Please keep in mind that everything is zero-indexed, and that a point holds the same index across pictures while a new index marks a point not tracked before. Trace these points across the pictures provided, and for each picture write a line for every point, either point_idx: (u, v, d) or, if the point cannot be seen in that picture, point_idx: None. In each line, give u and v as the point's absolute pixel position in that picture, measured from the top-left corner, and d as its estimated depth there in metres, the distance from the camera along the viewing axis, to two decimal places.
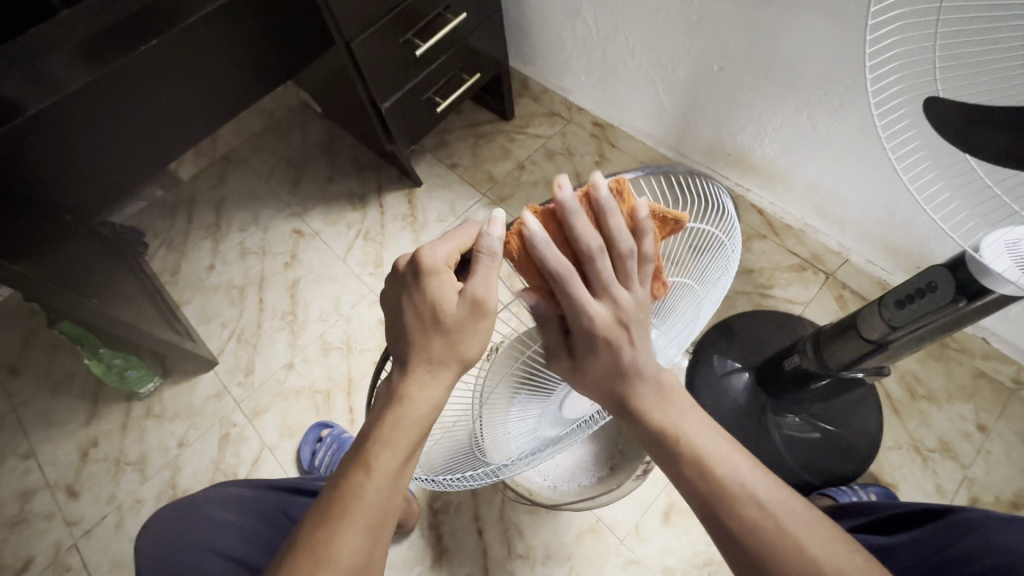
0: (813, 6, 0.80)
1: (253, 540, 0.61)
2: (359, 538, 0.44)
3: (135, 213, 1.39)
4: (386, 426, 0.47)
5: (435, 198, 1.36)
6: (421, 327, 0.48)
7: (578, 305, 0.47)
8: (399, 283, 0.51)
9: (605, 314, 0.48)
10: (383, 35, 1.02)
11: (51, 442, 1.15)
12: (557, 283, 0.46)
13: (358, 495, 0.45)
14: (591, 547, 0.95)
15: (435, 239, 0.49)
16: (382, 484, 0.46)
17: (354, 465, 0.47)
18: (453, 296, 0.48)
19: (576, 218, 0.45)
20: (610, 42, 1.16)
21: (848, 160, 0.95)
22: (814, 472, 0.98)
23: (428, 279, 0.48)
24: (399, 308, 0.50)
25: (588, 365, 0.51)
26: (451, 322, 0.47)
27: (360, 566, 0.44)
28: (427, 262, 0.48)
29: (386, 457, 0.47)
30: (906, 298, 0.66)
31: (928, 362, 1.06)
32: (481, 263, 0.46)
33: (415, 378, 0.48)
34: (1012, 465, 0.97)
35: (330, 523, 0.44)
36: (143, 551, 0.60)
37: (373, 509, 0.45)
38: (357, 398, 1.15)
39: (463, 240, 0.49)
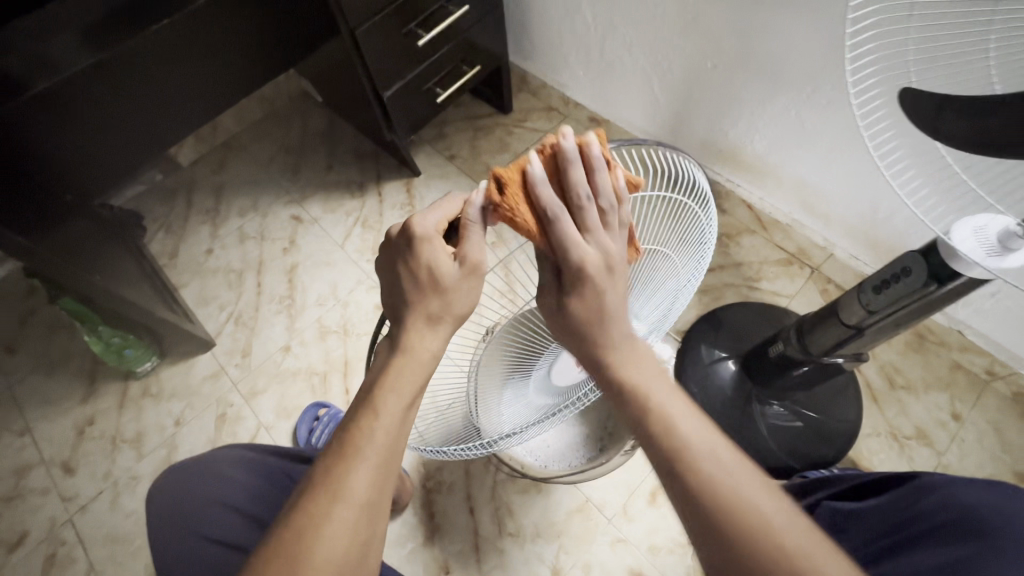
0: (801, 7, 0.84)
1: (256, 498, 0.65)
2: (370, 474, 0.46)
3: (135, 196, 1.41)
4: (391, 373, 0.51)
5: (433, 187, 1.38)
6: (419, 289, 0.52)
7: (569, 242, 0.49)
8: (393, 252, 0.54)
9: (595, 256, 0.50)
10: (387, 25, 1.04)
11: (47, 419, 1.16)
12: (554, 219, 0.49)
13: (369, 435, 0.48)
14: (579, 525, 0.98)
15: (423, 210, 0.53)
16: (391, 423, 0.49)
17: (362, 410, 0.49)
18: (449, 260, 0.52)
19: (572, 164, 0.49)
20: (608, 39, 1.19)
21: (833, 156, 0.99)
22: (796, 456, 1.01)
23: (422, 245, 0.52)
24: (393, 277, 0.54)
25: (574, 306, 0.51)
26: (450, 283, 0.51)
27: (371, 501, 0.46)
28: (418, 231, 0.52)
29: (393, 400, 0.50)
30: (883, 283, 0.70)
31: (908, 354, 1.10)
32: (470, 228, 0.51)
33: (415, 331, 0.52)
34: (984, 451, 1.01)
35: (342, 462, 0.47)
36: (158, 504, 0.66)
37: (383, 446, 0.48)
38: (353, 380, 1.17)
39: (448, 211, 0.54)
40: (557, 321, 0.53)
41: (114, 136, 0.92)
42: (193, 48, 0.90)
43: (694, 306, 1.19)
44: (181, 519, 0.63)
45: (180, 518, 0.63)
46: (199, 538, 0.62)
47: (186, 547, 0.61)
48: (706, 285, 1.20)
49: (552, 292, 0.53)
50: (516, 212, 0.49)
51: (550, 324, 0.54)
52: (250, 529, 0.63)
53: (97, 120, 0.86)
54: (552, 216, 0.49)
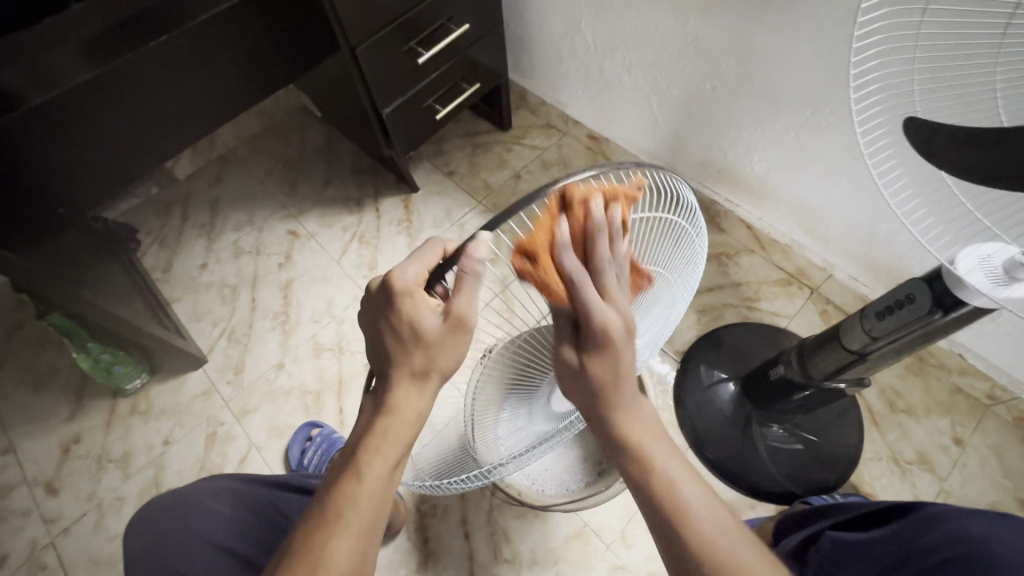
0: (800, 33, 0.85)
1: (238, 531, 0.63)
2: (351, 546, 0.45)
3: (129, 209, 1.39)
4: (375, 435, 0.48)
5: (431, 204, 1.37)
6: (401, 347, 0.48)
7: (592, 309, 0.45)
8: (374, 303, 0.51)
9: (617, 320, 0.46)
10: (387, 43, 1.04)
11: (32, 438, 1.13)
12: (580, 286, 0.45)
13: (352, 501, 0.46)
14: (577, 552, 0.96)
15: (403, 261, 0.49)
16: (374, 489, 0.47)
17: (345, 474, 0.48)
18: (431, 313, 0.48)
19: (598, 236, 0.46)
20: (608, 59, 1.20)
21: (832, 178, 0.99)
22: (797, 481, 1.00)
23: (402, 300, 0.48)
24: (374, 332, 0.51)
25: (592, 365, 0.48)
26: (432, 338, 0.47)
27: (353, 572, 0.45)
28: (398, 284, 0.48)
29: (378, 464, 0.48)
30: (886, 309, 0.69)
31: (908, 376, 1.09)
32: (468, 278, 0.45)
33: (400, 388, 0.49)
34: (986, 477, 1.00)
35: (323, 532, 0.45)
36: (138, 538, 0.63)
37: (365, 515, 0.46)
38: (348, 399, 1.15)
39: (430, 260, 0.50)
40: (570, 375, 0.49)
41: (109, 151, 0.90)
42: (190, 58, 0.89)
43: (694, 326, 1.18)
44: (159, 550, 0.61)
45: (157, 549, 0.61)
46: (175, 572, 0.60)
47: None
48: (706, 304, 1.19)
49: (570, 351, 0.49)
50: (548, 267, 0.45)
51: (560, 377, 0.50)
52: (230, 565, 0.61)
53: (90, 136, 0.85)
54: (576, 284, 0.45)
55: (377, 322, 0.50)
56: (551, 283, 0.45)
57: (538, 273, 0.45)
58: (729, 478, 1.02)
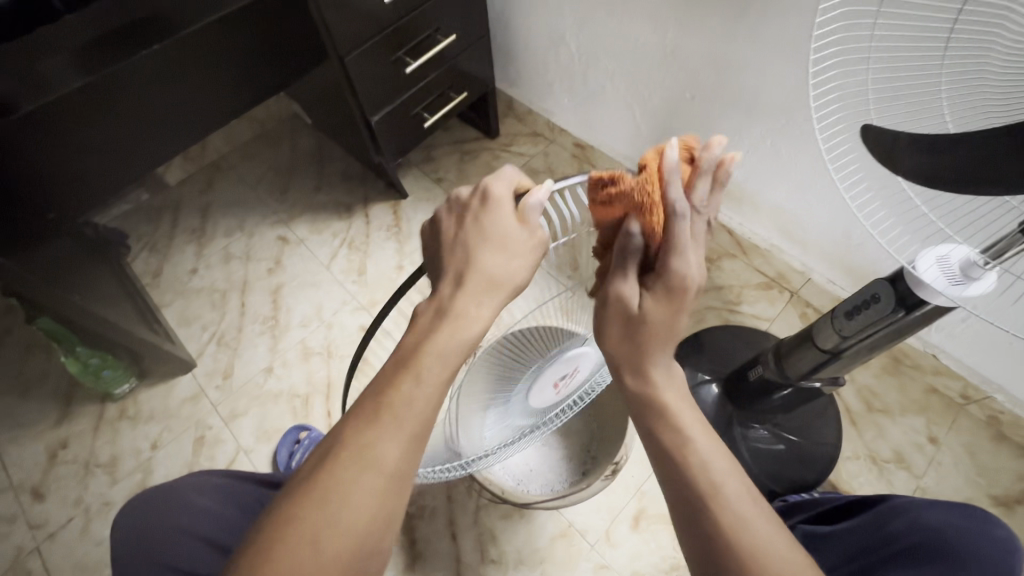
0: (771, 46, 0.88)
1: (222, 525, 0.64)
2: (404, 444, 0.44)
3: (119, 215, 1.40)
4: (439, 336, 0.47)
5: (419, 210, 1.40)
6: (483, 244, 0.50)
7: (679, 249, 0.45)
8: (459, 207, 0.53)
9: (694, 270, 0.47)
10: (375, 53, 1.07)
11: (18, 443, 1.13)
12: (679, 221, 0.44)
13: (407, 402, 0.45)
14: (563, 551, 0.97)
15: (493, 174, 0.53)
16: (400, 427, 0.44)
17: (401, 372, 0.46)
18: (516, 224, 0.51)
19: (676, 181, 0.44)
20: (591, 69, 1.23)
21: (807, 184, 1.03)
22: (777, 480, 1.02)
23: (487, 203, 0.51)
24: (448, 234, 0.52)
25: (651, 309, 0.47)
26: (519, 244, 0.50)
27: (375, 510, 0.42)
28: (492, 191, 0.52)
29: (437, 370, 0.46)
30: (854, 309, 0.72)
31: (884, 377, 1.12)
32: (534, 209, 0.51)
33: (468, 295, 0.49)
34: (960, 475, 1.02)
35: (376, 425, 0.44)
36: (124, 530, 0.64)
37: (420, 416, 0.45)
38: (336, 403, 1.16)
39: (513, 180, 0.54)
40: (624, 315, 0.47)
41: (98, 153, 0.91)
42: (180, 64, 0.91)
43: None
44: (144, 544, 0.62)
45: (143, 543, 0.62)
46: (160, 565, 0.61)
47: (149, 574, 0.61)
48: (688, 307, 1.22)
49: (631, 291, 0.47)
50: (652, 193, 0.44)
51: (608, 316, 0.49)
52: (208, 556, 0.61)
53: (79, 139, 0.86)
54: (675, 219, 0.44)
55: (462, 229, 0.51)
56: (652, 208, 0.44)
57: (635, 191, 0.45)
58: None
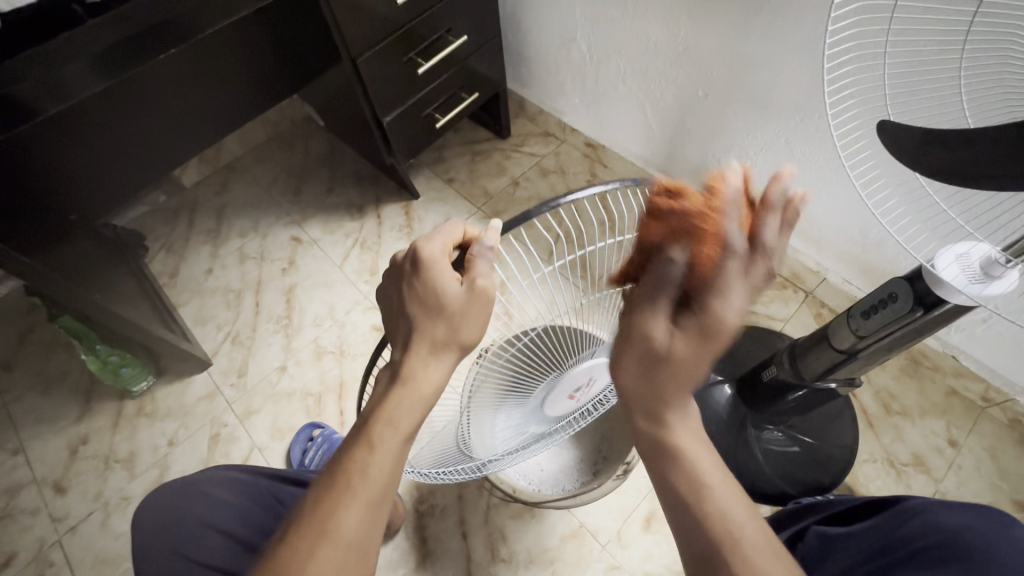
0: (783, 42, 0.87)
1: (246, 521, 0.65)
2: (361, 514, 0.45)
3: (137, 216, 1.43)
4: (391, 403, 0.49)
5: (431, 210, 1.40)
6: (425, 312, 0.50)
7: (727, 286, 0.43)
8: (397, 274, 0.53)
9: (734, 310, 0.43)
10: (387, 54, 1.08)
11: (40, 438, 1.16)
12: (728, 258, 0.42)
13: (362, 471, 0.47)
14: (573, 551, 0.97)
15: (427, 235, 0.52)
16: (385, 459, 0.48)
17: (356, 441, 0.48)
18: (454, 282, 0.50)
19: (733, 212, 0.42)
20: (603, 68, 1.22)
21: (822, 182, 1.01)
22: (792, 482, 1.00)
23: (428, 269, 0.50)
24: (393, 300, 0.53)
25: (680, 351, 0.45)
26: (456, 308, 0.49)
27: (360, 542, 0.44)
28: (425, 254, 0.51)
29: (389, 435, 0.49)
30: (871, 308, 0.71)
31: (903, 379, 1.10)
32: (479, 258, 0.50)
33: (418, 357, 0.50)
34: (983, 479, 1.00)
35: (334, 496, 0.45)
36: (145, 519, 0.65)
37: (376, 482, 0.47)
38: (348, 401, 1.17)
39: (451, 236, 0.52)
40: (649, 350, 0.46)
41: (113, 159, 0.94)
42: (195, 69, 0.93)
43: None
44: (171, 545, 0.62)
45: (170, 544, 0.62)
46: (191, 564, 0.61)
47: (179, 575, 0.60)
48: None
49: (661, 327, 0.46)
50: (705, 225, 0.42)
51: (631, 354, 0.47)
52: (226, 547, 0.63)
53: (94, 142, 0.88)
54: (726, 254, 0.42)
55: (411, 303, 0.51)
56: (702, 238, 0.42)
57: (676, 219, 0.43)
58: None
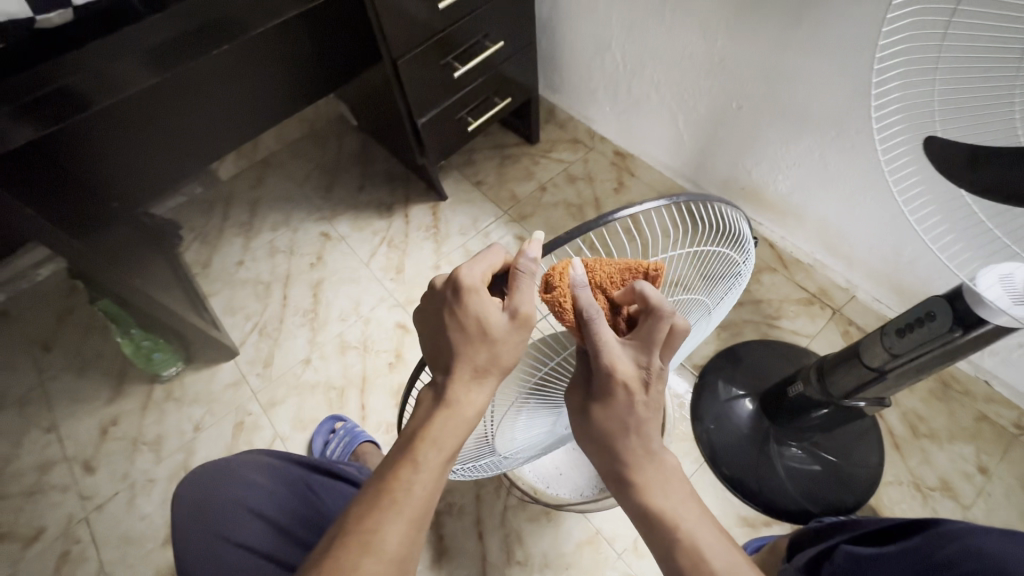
0: (824, 56, 0.87)
1: (281, 505, 0.66)
2: (403, 531, 0.47)
3: (174, 207, 1.47)
4: (434, 426, 0.51)
5: (458, 212, 1.42)
6: (467, 339, 0.50)
7: (604, 348, 0.48)
8: (438, 300, 0.52)
9: (627, 368, 0.50)
10: (426, 57, 1.10)
11: (73, 417, 1.19)
12: (593, 326, 0.46)
13: (407, 489, 0.49)
14: (590, 558, 0.96)
15: (467, 261, 0.50)
16: (428, 479, 0.50)
17: (401, 459, 0.50)
18: (497, 310, 0.49)
19: (649, 296, 0.47)
20: (635, 78, 1.24)
21: (857, 199, 1.00)
22: (814, 502, 0.99)
23: (468, 297, 0.49)
24: (436, 326, 0.52)
25: (597, 412, 0.53)
26: (498, 335, 0.48)
27: (402, 557, 0.47)
28: (464, 281, 0.50)
29: (434, 455, 0.50)
30: (905, 327, 0.70)
31: (931, 402, 1.07)
32: (522, 276, 0.47)
33: (460, 382, 0.51)
34: (1013, 508, 0.97)
35: (378, 512, 0.48)
36: (184, 495, 0.67)
37: (418, 503, 0.49)
38: (370, 396, 1.18)
39: (492, 262, 0.51)
40: (580, 415, 0.55)
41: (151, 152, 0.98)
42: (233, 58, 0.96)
43: (712, 340, 1.18)
44: (206, 520, 0.64)
45: (208, 525, 0.64)
46: (220, 536, 0.63)
47: (215, 555, 0.62)
48: (725, 320, 1.20)
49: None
50: (565, 300, 0.44)
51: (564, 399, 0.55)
52: (257, 525, 0.64)
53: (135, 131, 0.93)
54: (585, 319, 0.46)
55: (455, 334, 0.50)
56: (564, 313, 0.45)
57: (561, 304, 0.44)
58: (745, 495, 1.01)
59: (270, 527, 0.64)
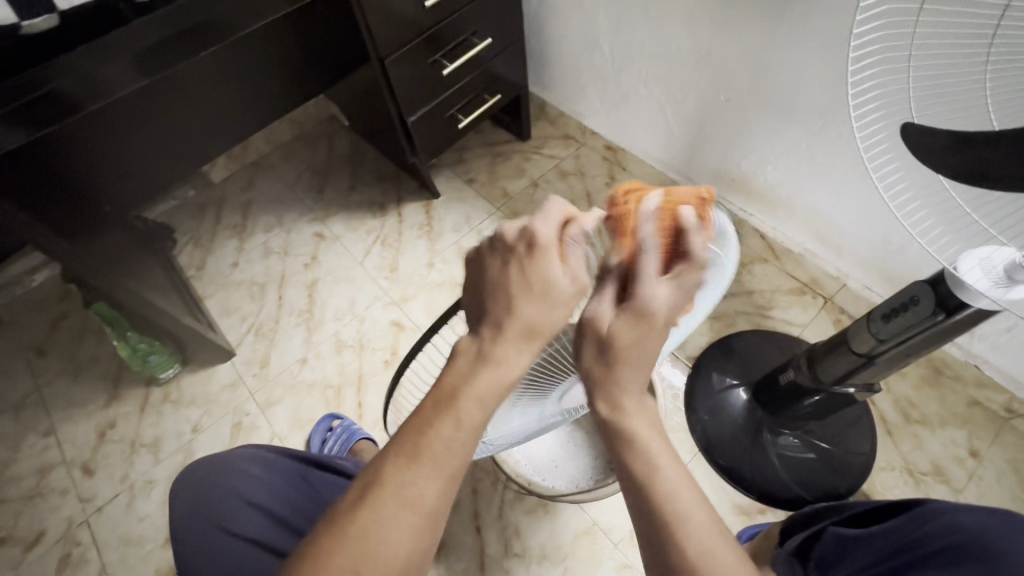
0: (806, 44, 0.88)
1: (279, 497, 0.67)
2: (439, 487, 0.43)
3: (167, 210, 1.47)
4: (477, 380, 0.45)
5: (450, 209, 1.42)
6: (530, 296, 0.47)
7: (642, 274, 0.46)
8: (503, 251, 0.49)
9: (662, 301, 0.46)
10: (415, 55, 1.10)
11: (71, 422, 1.20)
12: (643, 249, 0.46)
13: (445, 443, 0.44)
14: (587, 549, 0.97)
15: (537, 215, 0.49)
16: (467, 435, 0.45)
17: (439, 413, 0.44)
18: (561, 272, 0.47)
19: (693, 233, 0.47)
20: (624, 73, 1.24)
21: (846, 186, 1.01)
22: (808, 488, 1.00)
23: (540, 253, 0.47)
24: (492, 278, 0.48)
25: (620, 332, 0.45)
26: (563, 297, 0.47)
27: (435, 515, 0.43)
28: (538, 237, 0.48)
29: (476, 412, 0.45)
30: (891, 312, 0.71)
31: (923, 388, 1.08)
32: (572, 244, 0.49)
33: None
34: (1005, 492, 0.99)
35: (413, 466, 0.43)
36: (182, 488, 0.68)
37: (457, 457, 0.44)
38: (367, 394, 1.19)
39: (559, 218, 0.49)
40: (598, 340, 0.46)
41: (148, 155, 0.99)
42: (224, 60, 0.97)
43: (706, 332, 1.19)
44: (204, 511, 0.65)
45: (205, 517, 0.65)
46: (219, 528, 0.64)
47: (216, 548, 0.63)
48: (717, 311, 1.20)
49: (604, 308, 0.47)
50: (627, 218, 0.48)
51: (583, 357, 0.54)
52: (256, 517, 0.65)
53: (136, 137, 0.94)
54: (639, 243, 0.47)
55: (516, 288, 0.47)
56: (624, 231, 0.48)
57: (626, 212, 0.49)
58: (741, 484, 1.02)
59: (269, 519, 0.65)
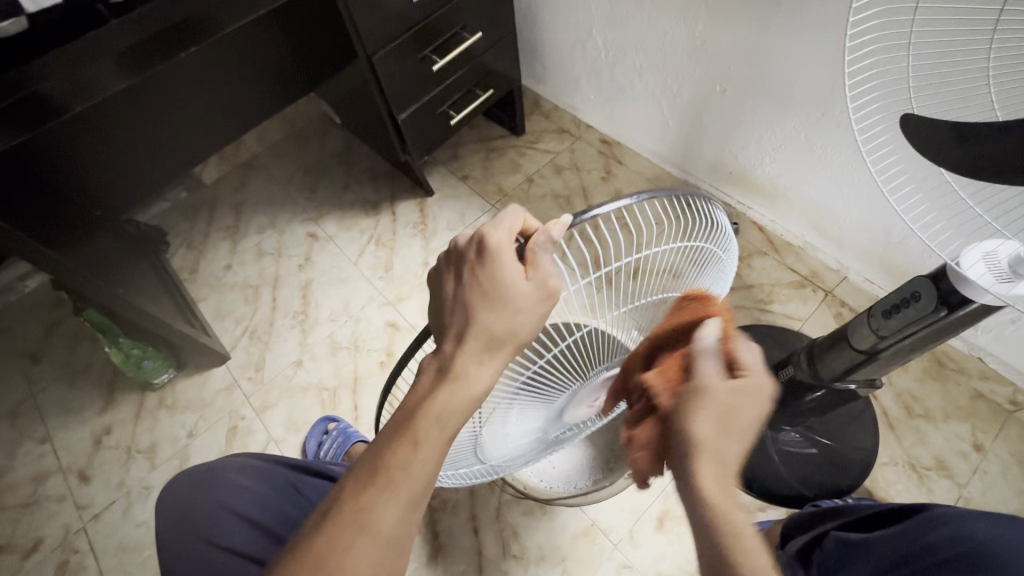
0: (803, 31, 0.85)
1: (271, 509, 0.66)
2: (400, 508, 0.42)
3: (159, 213, 1.46)
4: (438, 401, 0.46)
5: (445, 207, 1.41)
6: (486, 302, 0.47)
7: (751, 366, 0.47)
8: (458, 260, 0.49)
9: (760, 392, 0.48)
10: (403, 51, 1.08)
11: (67, 428, 1.19)
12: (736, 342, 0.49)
13: (405, 466, 0.44)
14: (586, 549, 0.97)
15: (490, 221, 0.48)
16: (429, 457, 0.44)
17: (398, 435, 0.45)
18: (522, 278, 0.46)
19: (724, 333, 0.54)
20: (618, 65, 1.22)
21: (845, 178, 0.99)
22: (809, 485, 0.99)
23: (494, 258, 0.47)
24: (450, 290, 0.49)
25: (739, 410, 0.45)
26: (524, 303, 0.46)
27: (398, 539, 0.42)
28: (490, 242, 0.47)
29: (435, 432, 0.45)
30: (893, 307, 0.69)
31: (926, 381, 1.07)
32: (539, 251, 0.47)
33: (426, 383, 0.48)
34: (1009, 486, 0.97)
35: (373, 489, 0.43)
36: (168, 505, 0.66)
37: (418, 482, 0.44)
38: (362, 396, 1.18)
39: (514, 223, 0.48)
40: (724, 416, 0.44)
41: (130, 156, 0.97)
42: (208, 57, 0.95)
43: None
44: (196, 527, 0.63)
45: (196, 532, 0.63)
46: (213, 546, 0.62)
47: (206, 560, 0.62)
48: None
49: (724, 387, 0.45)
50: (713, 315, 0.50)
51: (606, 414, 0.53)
52: (250, 532, 0.63)
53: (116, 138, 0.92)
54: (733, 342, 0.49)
55: (472, 295, 0.47)
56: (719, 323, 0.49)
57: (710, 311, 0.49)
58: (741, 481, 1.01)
59: (263, 533, 0.64)
